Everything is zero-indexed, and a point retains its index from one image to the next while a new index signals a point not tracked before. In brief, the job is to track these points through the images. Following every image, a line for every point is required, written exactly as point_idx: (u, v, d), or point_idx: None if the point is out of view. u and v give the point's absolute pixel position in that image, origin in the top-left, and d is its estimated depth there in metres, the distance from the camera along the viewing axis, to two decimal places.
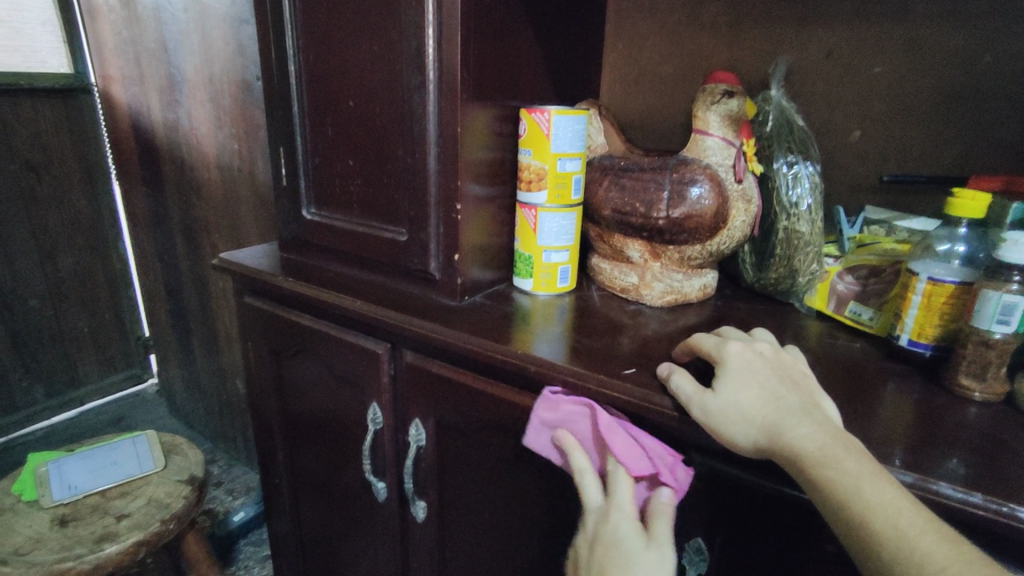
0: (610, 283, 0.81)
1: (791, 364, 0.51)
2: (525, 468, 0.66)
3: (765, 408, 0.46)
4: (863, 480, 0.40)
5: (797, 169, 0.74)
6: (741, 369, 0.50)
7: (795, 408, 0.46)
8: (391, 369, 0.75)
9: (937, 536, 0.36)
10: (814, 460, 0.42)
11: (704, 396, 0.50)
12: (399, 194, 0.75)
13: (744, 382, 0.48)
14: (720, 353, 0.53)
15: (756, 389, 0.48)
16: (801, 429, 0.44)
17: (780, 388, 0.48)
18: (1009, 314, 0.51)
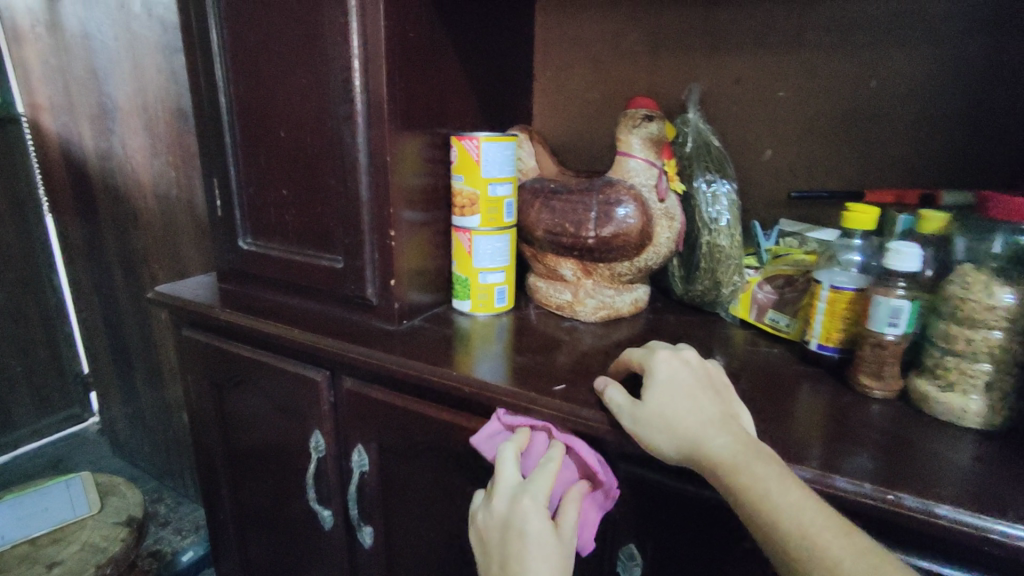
0: (546, 301, 0.84)
1: (712, 373, 0.54)
2: (465, 486, 0.68)
3: (687, 418, 0.49)
4: (769, 485, 0.43)
5: (715, 187, 0.78)
6: (666, 377, 0.52)
7: (715, 419, 0.49)
8: (331, 396, 0.75)
9: (834, 530, 0.40)
10: (731, 467, 0.45)
11: (633, 409, 0.52)
12: (333, 222, 0.76)
13: (667, 391, 0.51)
14: (649, 363, 0.55)
15: (680, 402, 0.50)
16: (718, 439, 0.47)
17: (698, 395, 0.51)
18: (897, 317, 0.56)
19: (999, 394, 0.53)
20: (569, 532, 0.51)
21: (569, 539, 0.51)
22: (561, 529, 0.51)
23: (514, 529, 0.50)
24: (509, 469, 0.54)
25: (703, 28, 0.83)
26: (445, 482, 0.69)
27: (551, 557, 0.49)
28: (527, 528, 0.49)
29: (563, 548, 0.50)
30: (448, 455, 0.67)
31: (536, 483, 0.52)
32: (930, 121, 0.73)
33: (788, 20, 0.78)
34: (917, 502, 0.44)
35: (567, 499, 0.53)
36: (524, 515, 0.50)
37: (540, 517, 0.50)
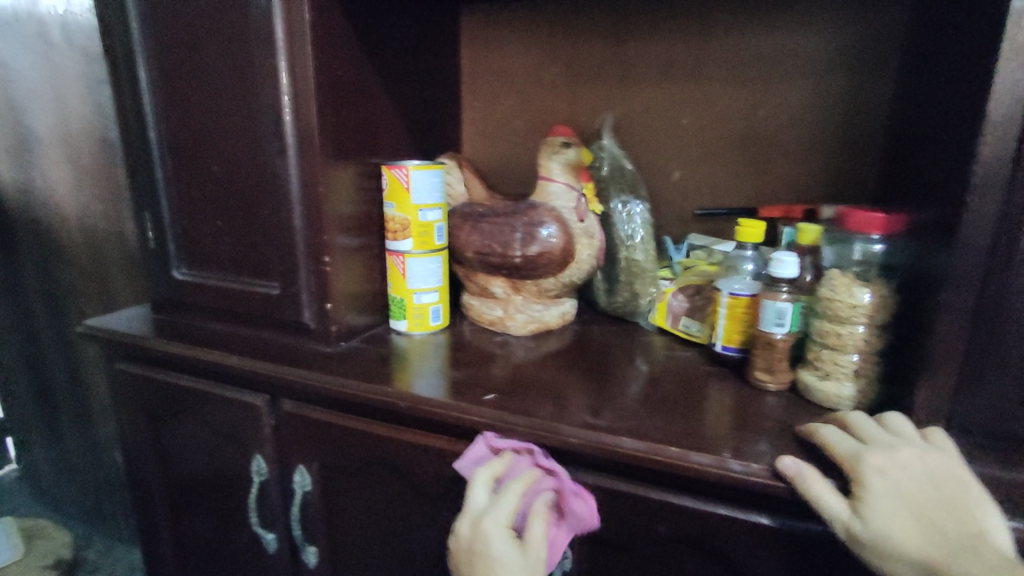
0: (479, 318, 0.88)
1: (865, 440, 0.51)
2: (405, 497, 0.71)
3: (890, 524, 0.45)
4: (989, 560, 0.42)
5: (630, 207, 0.86)
6: (888, 485, 0.46)
7: (912, 524, 0.44)
8: (271, 419, 0.77)
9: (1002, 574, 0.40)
10: (932, 562, 0.42)
11: (843, 514, 0.46)
12: (268, 250, 0.78)
13: (886, 500, 0.45)
14: (858, 464, 0.48)
15: (920, 497, 0.45)
16: (951, 536, 0.43)
17: (926, 499, 0.45)
18: (782, 318, 0.64)
19: (868, 380, 0.61)
20: (536, 549, 0.55)
21: (537, 555, 0.55)
22: (528, 547, 0.55)
23: (479, 553, 0.55)
24: (479, 497, 0.58)
25: (614, 63, 0.91)
26: (386, 496, 0.72)
27: None
28: (492, 554, 0.54)
29: (528, 561, 0.54)
30: (388, 468, 0.71)
31: (499, 508, 0.56)
32: (811, 146, 0.83)
33: (688, 56, 0.87)
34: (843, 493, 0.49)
35: (533, 514, 0.57)
36: (488, 540, 0.54)
37: (505, 540, 0.55)
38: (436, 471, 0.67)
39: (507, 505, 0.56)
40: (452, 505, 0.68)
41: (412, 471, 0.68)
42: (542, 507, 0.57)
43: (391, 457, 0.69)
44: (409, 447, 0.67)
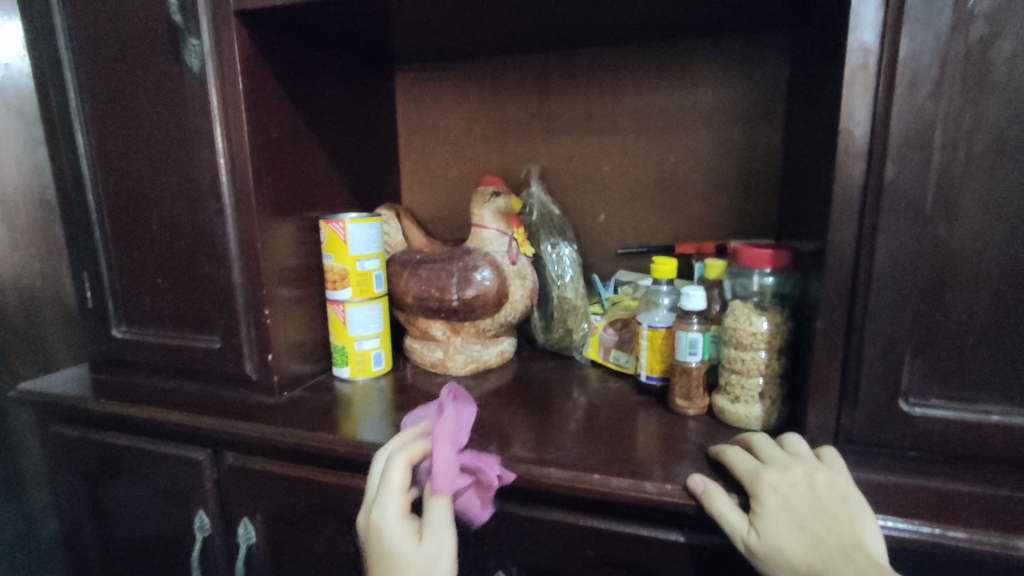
0: (421, 360, 0.92)
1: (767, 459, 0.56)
2: (350, 542, 0.72)
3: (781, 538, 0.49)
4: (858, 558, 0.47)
5: (558, 249, 0.92)
6: (779, 500, 0.51)
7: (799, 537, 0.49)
8: (214, 474, 0.78)
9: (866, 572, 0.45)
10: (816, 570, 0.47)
11: (742, 529, 0.52)
12: (208, 305, 0.80)
13: (777, 515, 0.51)
14: (755, 484, 0.53)
15: (807, 511, 0.50)
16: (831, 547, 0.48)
17: (812, 514, 0.50)
18: (694, 347, 0.69)
19: (772, 400, 0.67)
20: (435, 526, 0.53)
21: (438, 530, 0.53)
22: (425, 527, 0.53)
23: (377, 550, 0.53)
24: (374, 490, 0.57)
25: (538, 117, 0.99)
26: (331, 542, 0.73)
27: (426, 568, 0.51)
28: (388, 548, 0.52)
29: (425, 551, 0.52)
30: (332, 515, 0.72)
31: (384, 498, 0.54)
32: (719, 188, 0.91)
33: (604, 110, 0.95)
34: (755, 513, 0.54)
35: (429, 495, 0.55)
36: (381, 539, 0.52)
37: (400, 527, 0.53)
38: None
39: (393, 489, 0.54)
40: None
41: (356, 516, 0.70)
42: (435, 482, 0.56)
43: (335, 503, 0.71)
44: (351, 491, 0.69)
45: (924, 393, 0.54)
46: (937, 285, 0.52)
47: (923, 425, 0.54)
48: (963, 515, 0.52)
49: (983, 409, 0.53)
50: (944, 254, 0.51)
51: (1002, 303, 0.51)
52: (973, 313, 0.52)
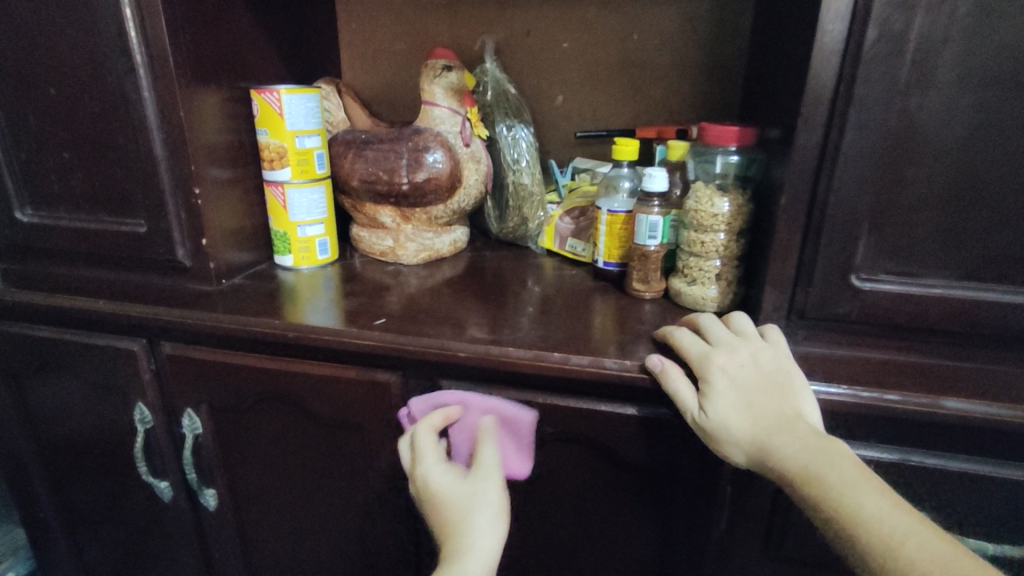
0: (370, 250, 0.87)
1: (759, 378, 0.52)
2: (302, 428, 0.71)
3: (711, 349, 0.54)
4: (847, 493, 0.44)
5: (515, 132, 0.88)
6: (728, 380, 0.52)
7: (727, 389, 0.51)
8: (151, 365, 0.73)
9: (870, 487, 0.44)
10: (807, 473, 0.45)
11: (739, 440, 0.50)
12: (126, 185, 0.71)
13: (727, 396, 0.51)
14: (704, 367, 0.53)
15: (763, 359, 0.53)
16: (774, 392, 0.51)
17: (757, 390, 0.51)
18: (654, 231, 0.68)
19: (728, 283, 0.67)
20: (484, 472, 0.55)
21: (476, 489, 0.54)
22: (470, 476, 0.55)
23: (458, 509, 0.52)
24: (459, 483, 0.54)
25: None
26: (283, 429, 0.72)
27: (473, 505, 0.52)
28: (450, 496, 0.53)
29: (479, 483, 0.54)
30: (283, 402, 0.70)
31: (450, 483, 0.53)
32: (682, 69, 0.87)
33: None
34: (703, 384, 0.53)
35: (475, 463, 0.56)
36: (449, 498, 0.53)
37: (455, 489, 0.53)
38: (331, 398, 0.67)
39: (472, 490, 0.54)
40: (350, 431, 0.69)
41: (308, 402, 0.68)
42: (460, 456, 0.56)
43: (286, 390, 0.68)
44: (303, 377, 0.67)
45: (875, 268, 0.55)
46: (902, 159, 0.52)
47: (871, 298, 0.56)
48: (899, 381, 0.54)
49: (926, 283, 0.55)
50: (912, 126, 0.50)
51: (962, 178, 0.51)
52: (931, 188, 0.52)
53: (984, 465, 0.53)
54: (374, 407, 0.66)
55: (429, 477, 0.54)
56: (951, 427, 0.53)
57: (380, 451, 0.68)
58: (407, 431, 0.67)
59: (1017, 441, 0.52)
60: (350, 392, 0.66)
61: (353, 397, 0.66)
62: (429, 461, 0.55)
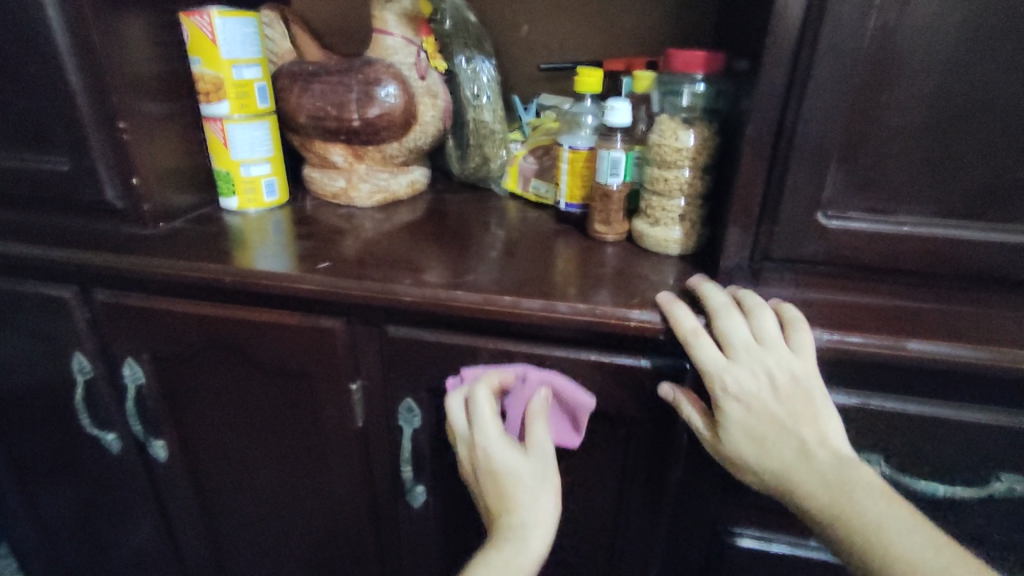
0: (322, 192, 0.82)
1: (782, 381, 0.49)
2: (248, 378, 0.68)
3: (726, 362, 0.50)
4: (863, 518, 0.44)
5: (475, 65, 0.82)
6: (743, 394, 0.49)
7: (739, 402, 0.49)
8: (86, 313, 0.69)
9: (882, 500, 0.44)
10: (823, 507, 0.46)
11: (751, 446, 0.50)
12: (43, 118, 0.65)
13: (737, 408, 0.49)
14: (714, 378, 0.50)
15: (782, 379, 0.49)
16: (795, 426, 0.48)
17: (772, 399, 0.49)
18: (616, 168, 0.64)
19: (692, 223, 0.63)
20: (539, 444, 0.54)
21: (540, 450, 0.53)
22: (530, 446, 0.53)
23: (497, 474, 0.52)
24: (514, 458, 0.52)
25: None
26: (229, 380, 0.69)
27: (537, 480, 0.52)
28: (495, 459, 0.52)
29: (540, 466, 0.53)
30: (227, 351, 0.67)
31: (483, 418, 0.53)
32: None
33: None
34: (718, 393, 0.50)
35: (532, 415, 0.55)
36: (488, 450, 0.52)
37: (514, 450, 0.53)
38: (276, 346, 0.64)
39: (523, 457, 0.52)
40: (298, 380, 0.66)
41: (252, 351, 0.65)
42: (541, 401, 0.55)
43: (228, 339, 0.65)
44: (244, 325, 0.63)
45: (843, 206, 0.52)
46: (875, 84, 0.48)
47: (838, 238, 0.52)
48: (862, 322, 0.52)
49: (895, 219, 0.52)
50: (884, 47, 0.46)
51: (937, 105, 0.48)
52: (906, 115, 0.48)
53: (942, 408, 0.52)
54: (320, 355, 0.63)
55: (490, 459, 0.52)
56: (911, 370, 0.51)
57: (329, 400, 0.66)
58: (357, 379, 0.64)
59: (978, 383, 0.50)
60: (295, 339, 0.63)
61: (298, 345, 0.63)
62: (488, 435, 0.53)
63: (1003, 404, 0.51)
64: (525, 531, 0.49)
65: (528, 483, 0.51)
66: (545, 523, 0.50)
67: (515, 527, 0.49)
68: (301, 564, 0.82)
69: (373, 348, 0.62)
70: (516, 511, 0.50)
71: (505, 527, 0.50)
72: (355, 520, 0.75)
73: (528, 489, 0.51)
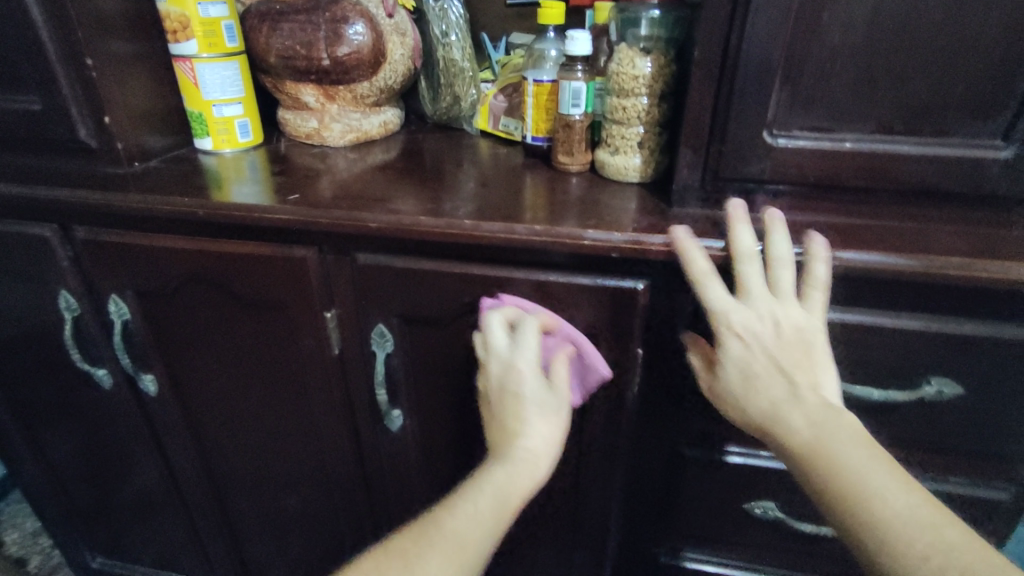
0: (295, 133, 0.83)
1: (786, 328, 0.49)
2: (228, 311, 0.71)
3: (735, 304, 0.51)
4: (856, 473, 0.43)
5: (443, 3, 0.82)
6: (748, 337, 0.50)
7: (742, 345, 0.50)
8: (68, 252, 0.71)
9: (880, 462, 0.44)
10: (813, 453, 0.46)
11: (745, 389, 0.51)
12: (12, 58, 0.66)
13: (740, 351, 0.50)
14: (723, 319, 0.50)
15: (788, 327, 0.49)
16: (790, 373, 0.49)
17: (774, 346, 0.49)
18: (577, 98, 0.66)
19: (651, 151, 0.65)
20: (561, 384, 0.56)
21: (560, 391, 0.56)
22: (553, 384, 0.56)
23: (517, 399, 0.54)
24: (532, 388, 0.54)
25: None
26: (210, 313, 0.71)
27: (552, 410, 0.54)
28: (522, 389, 0.54)
29: (560, 402, 0.55)
30: (206, 285, 0.69)
31: (526, 350, 0.55)
32: None
33: None
34: (723, 334, 0.51)
35: (556, 358, 0.57)
36: (519, 379, 0.54)
37: (536, 381, 0.55)
38: (252, 278, 0.66)
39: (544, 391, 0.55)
40: (275, 310, 0.69)
41: (230, 283, 0.68)
42: (567, 351, 0.58)
43: (206, 272, 0.68)
44: (221, 257, 0.66)
45: (787, 124, 0.54)
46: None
47: (782, 156, 0.55)
48: (806, 236, 0.55)
49: (838, 137, 0.54)
50: None
51: (875, 19, 0.49)
52: (846, 32, 0.50)
53: (881, 316, 0.55)
54: (294, 285, 0.66)
55: (517, 386, 0.54)
56: (849, 280, 0.54)
57: (306, 329, 0.69)
58: (331, 308, 0.67)
59: (913, 292, 0.53)
60: (269, 270, 0.65)
61: (272, 275, 0.66)
62: (526, 363, 0.55)
63: (938, 311, 0.54)
64: (534, 455, 0.52)
65: (542, 413, 0.54)
66: (545, 448, 0.53)
67: (512, 447, 0.52)
68: (292, 492, 0.86)
69: (345, 277, 0.65)
70: (522, 434, 0.53)
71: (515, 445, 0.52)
72: (338, 445, 0.79)
73: (540, 416, 0.54)
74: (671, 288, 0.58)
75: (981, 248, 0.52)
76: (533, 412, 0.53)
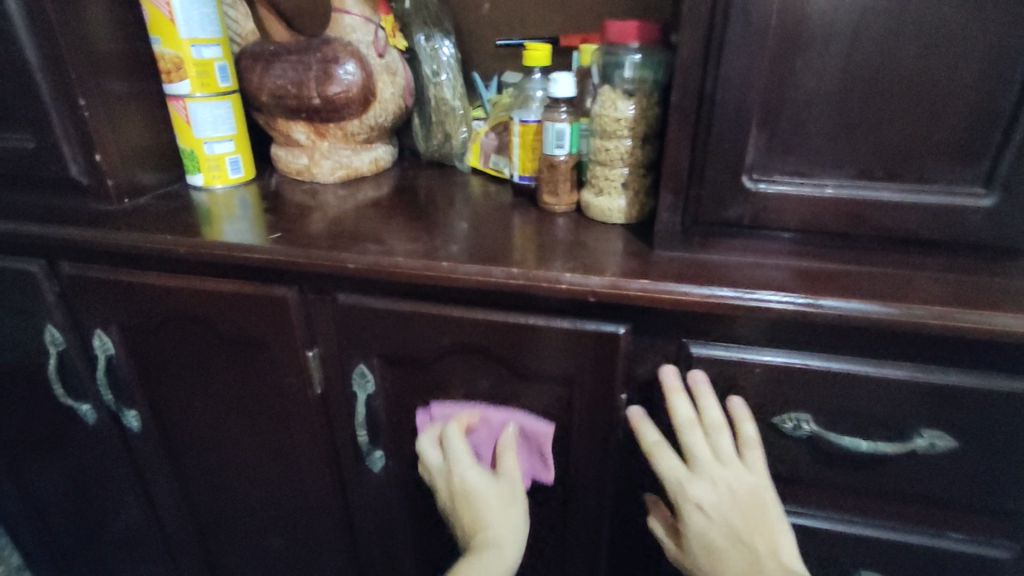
0: (287, 169, 0.84)
1: (738, 494, 0.51)
2: (211, 348, 0.70)
3: (688, 474, 0.53)
4: None
5: (435, 44, 0.84)
6: (704, 507, 0.52)
7: (701, 517, 0.52)
8: (55, 287, 0.72)
9: None
10: None
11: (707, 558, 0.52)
12: (8, 97, 0.68)
13: (699, 522, 0.52)
14: (680, 497, 0.52)
15: (738, 489, 0.51)
16: (749, 538, 0.51)
17: (731, 514, 0.51)
18: (561, 139, 0.66)
19: (636, 192, 0.65)
20: (510, 473, 0.60)
21: (511, 479, 0.60)
22: (502, 474, 0.60)
23: (469, 498, 0.58)
24: (480, 481, 0.59)
25: None
26: (193, 350, 0.71)
27: (510, 500, 0.58)
28: (469, 486, 0.58)
29: (512, 489, 0.59)
30: (189, 323, 0.69)
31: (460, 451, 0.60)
32: None
33: None
34: (682, 502, 0.52)
35: (504, 449, 0.62)
36: (463, 478, 0.59)
37: (483, 477, 0.59)
38: (234, 316, 0.66)
39: (492, 483, 0.59)
40: (257, 348, 0.69)
41: (212, 321, 0.67)
42: (511, 434, 0.63)
43: (188, 309, 0.67)
44: (203, 295, 0.66)
45: (768, 169, 0.54)
46: (790, 47, 0.49)
47: (763, 200, 0.54)
48: (788, 283, 0.54)
49: (819, 182, 0.53)
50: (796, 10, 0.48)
51: (850, 67, 0.49)
52: (822, 78, 0.50)
53: (867, 364, 0.53)
54: (275, 323, 0.65)
55: (465, 485, 0.58)
56: (831, 327, 0.53)
57: (288, 367, 0.68)
58: (313, 347, 0.67)
59: (895, 340, 0.52)
60: (251, 308, 0.65)
61: (254, 314, 0.65)
62: (462, 465, 0.59)
63: (923, 359, 0.52)
64: (501, 548, 0.54)
65: (498, 506, 0.58)
66: (512, 534, 0.56)
67: (478, 541, 0.55)
68: (275, 531, 0.85)
69: (326, 316, 0.65)
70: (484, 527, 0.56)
71: (480, 540, 0.55)
72: (321, 485, 0.78)
73: (498, 505, 0.58)
74: (653, 332, 0.57)
75: (966, 295, 0.51)
76: (490, 505, 0.57)
